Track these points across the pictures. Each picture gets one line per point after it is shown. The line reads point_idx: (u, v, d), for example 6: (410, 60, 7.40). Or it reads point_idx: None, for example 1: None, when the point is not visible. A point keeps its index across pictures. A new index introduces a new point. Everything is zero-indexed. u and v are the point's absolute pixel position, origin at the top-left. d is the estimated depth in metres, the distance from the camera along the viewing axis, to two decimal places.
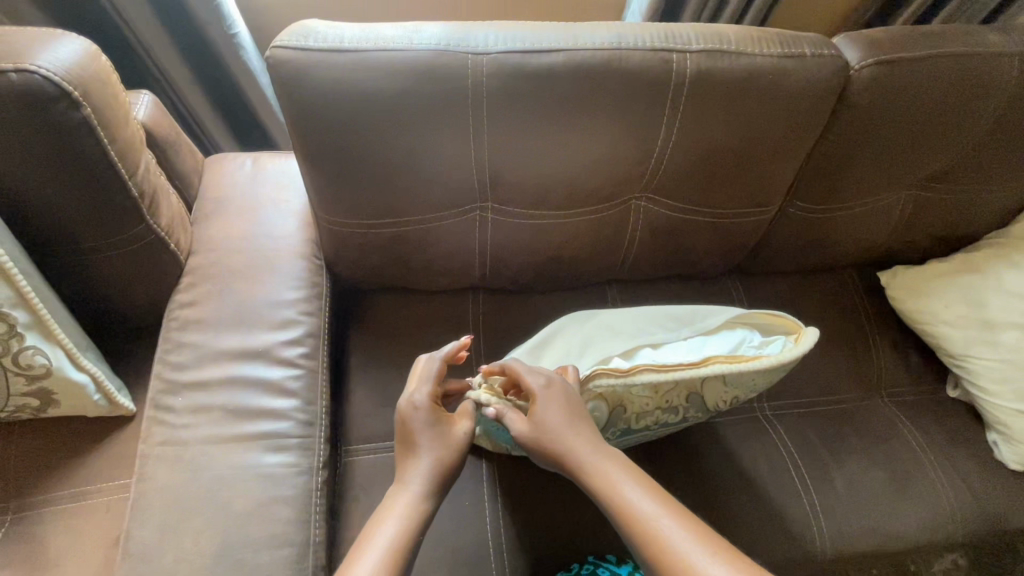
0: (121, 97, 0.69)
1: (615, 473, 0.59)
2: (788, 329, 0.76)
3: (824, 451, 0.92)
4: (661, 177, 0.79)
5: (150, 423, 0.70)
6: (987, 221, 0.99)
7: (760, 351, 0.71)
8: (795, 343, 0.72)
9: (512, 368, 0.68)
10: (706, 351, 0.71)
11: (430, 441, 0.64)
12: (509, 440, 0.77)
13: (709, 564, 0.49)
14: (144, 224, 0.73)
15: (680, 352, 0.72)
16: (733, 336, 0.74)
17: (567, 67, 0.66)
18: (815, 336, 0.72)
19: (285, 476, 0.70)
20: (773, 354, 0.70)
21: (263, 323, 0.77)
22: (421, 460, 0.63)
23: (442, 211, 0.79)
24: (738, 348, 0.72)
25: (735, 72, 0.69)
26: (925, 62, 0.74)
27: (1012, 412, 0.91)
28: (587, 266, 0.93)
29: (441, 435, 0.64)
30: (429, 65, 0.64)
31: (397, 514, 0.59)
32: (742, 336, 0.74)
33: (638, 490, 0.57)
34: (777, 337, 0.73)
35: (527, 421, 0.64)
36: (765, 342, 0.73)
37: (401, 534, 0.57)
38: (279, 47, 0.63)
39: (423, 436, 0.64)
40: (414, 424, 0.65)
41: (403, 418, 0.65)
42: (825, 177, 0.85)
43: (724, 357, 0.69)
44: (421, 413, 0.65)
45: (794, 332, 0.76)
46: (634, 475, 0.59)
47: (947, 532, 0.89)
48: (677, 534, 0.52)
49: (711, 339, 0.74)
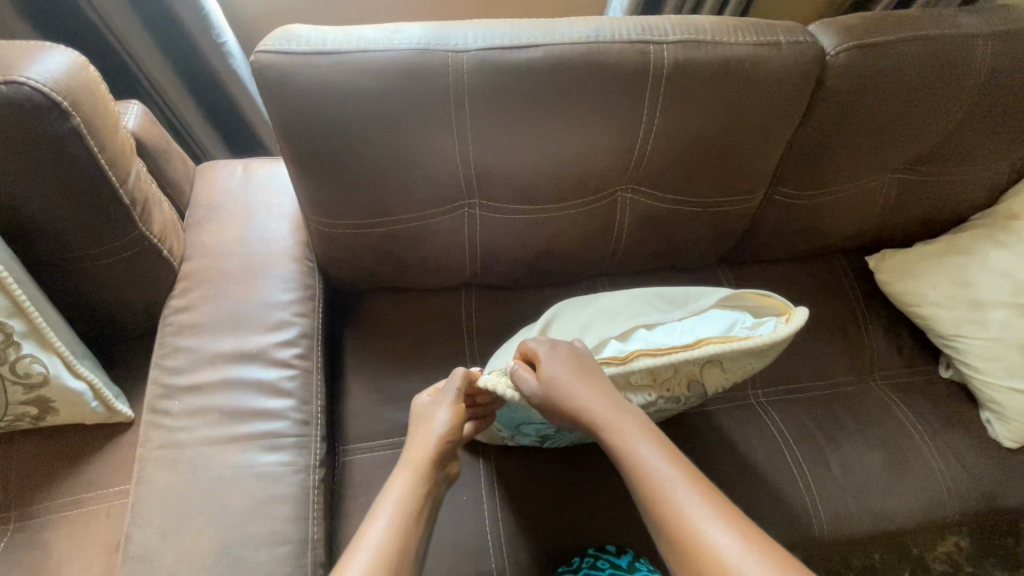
0: (110, 107, 0.70)
1: (634, 435, 0.59)
2: (779, 310, 0.74)
3: (818, 434, 0.93)
4: (644, 168, 0.80)
5: (147, 427, 0.71)
6: (971, 202, 0.99)
7: (752, 332, 0.70)
8: (785, 323, 0.70)
9: (524, 345, 0.70)
10: (698, 332, 0.70)
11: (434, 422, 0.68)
12: (507, 423, 0.78)
13: (716, 532, 0.49)
14: (137, 230, 0.74)
15: (675, 333, 0.71)
16: (725, 318, 0.72)
17: (545, 61, 0.67)
18: (805, 315, 0.70)
19: (282, 474, 0.70)
20: (764, 334, 0.68)
21: (258, 324, 0.78)
22: (424, 446, 0.65)
23: (435, 208, 0.80)
24: (730, 329, 0.70)
25: (712, 61, 0.71)
26: (900, 45, 0.75)
27: (1004, 389, 0.91)
28: (579, 260, 0.94)
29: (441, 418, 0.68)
30: (411, 64, 0.65)
31: (399, 495, 0.59)
32: (734, 316, 0.72)
33: (654, 452, 0.57)
34: (769, 318, 0.71)
35: (534, 376, 0.66)
36: (757, 322, 0.71)
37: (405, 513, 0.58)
38: (263, 52, 0.64)
39: (430, 426, 0.67)
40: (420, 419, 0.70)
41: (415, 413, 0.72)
42: (808, 162, 0.86)
43: (716, 339, 0.68)
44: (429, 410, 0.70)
45: (785, 313, 0.73)
46: (649, 435, 0.59)
47: (945, 511, 0.90)
48: (688, 501, 0.52)
49: (702, 319, 0.73)
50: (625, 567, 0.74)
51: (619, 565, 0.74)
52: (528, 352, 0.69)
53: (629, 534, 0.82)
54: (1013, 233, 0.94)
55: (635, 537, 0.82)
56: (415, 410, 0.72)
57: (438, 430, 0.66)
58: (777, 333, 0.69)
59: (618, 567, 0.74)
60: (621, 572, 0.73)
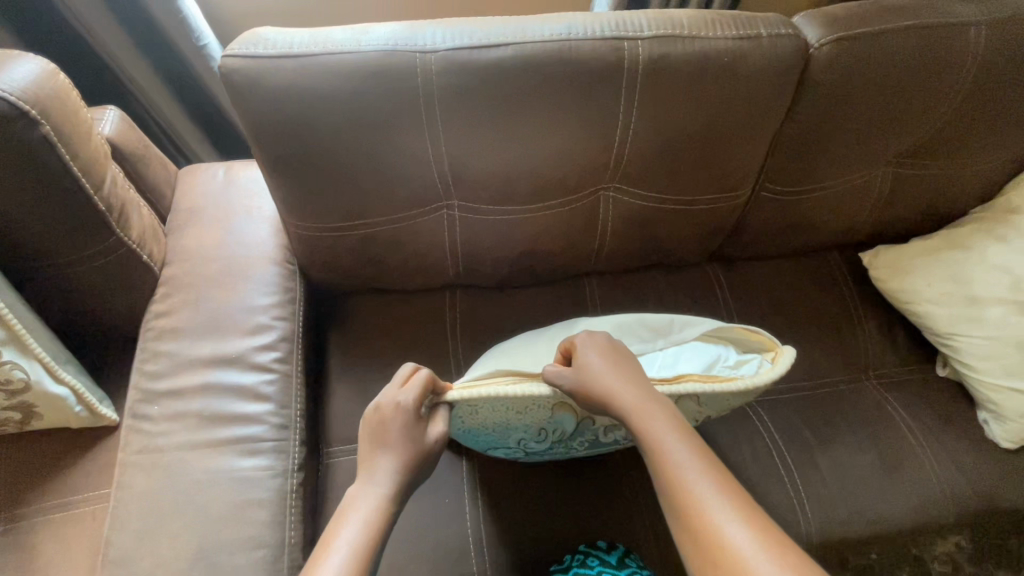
0: (84, 115, 0.70)
1: (660, 424, 0.57)
2: (765, 347, 0.71)
3: (808, 435, 0.91)
4: (625, 167, 0.79)
5: (128, 431, 0.72)
6: (969, 196, 0.96)
7: (734, 372, 0.67)
8: (771, 365, 0.68)
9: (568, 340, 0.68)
10: (679, 369, 0.68)
11: (403, 439, 0.62)
12: (478, 442, 0.78)
13: (735, 529, 0.48)
14: (115, 236, 0.75)
15: (655, 368, 0.69)
16: (708, 354, 0.69)
17: (515, 60, 0.66)
18: (793, 356, 0.68)
19: (260, 478, 0.70)
20: (747, 376, 0.65)
21: (237, 329, 0.79)
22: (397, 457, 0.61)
23: (411, 209, 0.80)
24: (713, 367, 0.67)
25: (688, 57, 0.69)
26: (891, 35, 0.73)
27: (1000, 389, 0.89)
28: (563, 260, 0.93)
29: (417, 439, 0.62)
30: (380, 66, 0.64)
31: (363, 510, 0.56)
32: (717, 353, 0.69)
33: (678, 442, 0.55)
34: (753, 357, 0.69)
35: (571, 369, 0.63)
36: (740, 361, 0.68)
37: (372, 529, 0.55)
38: (229, 56, 0.64)
39: (408, 434, 0.62)
40: (388, 424, 0.62)
41: (381, 414, 0.63)
42: (796, 157, 0.84)
43: (699, 376, 0.64)
44: (399, 416, 0.62)
45: (771, 349, 0.71)
46: (675, 426, 0.57)
47: (939, 513, 0.88)
48: (711, 497, 0.50)
49: (685, 354, 0.70)
50: (615, 564, 0.73)
51: (608, 562, 0.73)
52: (577, 347, 0.66)
53: (611, 535, 0.82)
54: (1013, 228, 0.91)
55: (618, 540, 0.81)
56: (370, 416, 0.63)
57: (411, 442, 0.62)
58: (760, 375, 0.67)
59: (607, 564, 0.73)
60: (610, 569, 0.72)
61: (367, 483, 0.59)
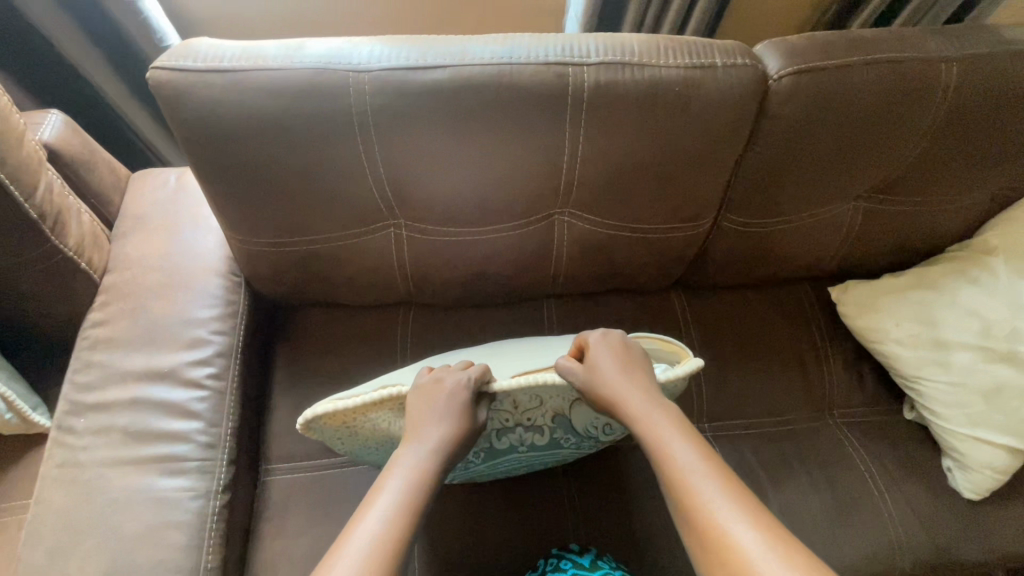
0: (13, 120, 0.70)
1: (666, 426, 0.56)
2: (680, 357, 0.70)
3: (762, 475, 0.88)
4: (577, 192, 0.76)
5: (51, 444, 0.70)
6: (946, 233, 0.93)
7: None
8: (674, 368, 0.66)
9: (580, 335, 0.68)
10: None
11: (453, 418, 0.59)
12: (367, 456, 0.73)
13: (743, 530, 0.46)
14: (49, 244, 0.74)
15: None
16: None
17: (451, 82, 0.63)
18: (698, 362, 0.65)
19: (180, 499, 0.69)
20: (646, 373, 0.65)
21: (173, 342, 0.77)
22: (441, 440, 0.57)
23: (355, 226, 0.77)
24: None
25: (635, 85, 0.66)
26: (854, 67, 0.70)
27: (964, 437, 0.86)
28: (516, 282, 0.91)
29: (466, 419, 0.59)
30: (310, 84, 0.62)
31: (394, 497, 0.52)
32: None
33: (683, 443, 0.54)
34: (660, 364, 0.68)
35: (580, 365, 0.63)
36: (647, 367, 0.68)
37: (400, 516, 0.51)
38: (157, 68, 0.62)
39: (457, 416, 0.59)
40: (438, 400, 0.60)
41: (436, 392, 0.61)
42: (760, 188, 0.81)
43: None
44: (454, 396, 0.60)
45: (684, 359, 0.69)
46: (682, 431, 0.56)
47: (894, 564, 0.85)
48: (715, 497, 0.49)
49: None
50: (587, 566, 0.70)
51: (581, 563, 0.70)
52: (591, 344, 0.65)
53: None
54: (988, 270, 0.87)
55: None
56: (426, 392, 0.61)
57: (455, 426, 0.58)
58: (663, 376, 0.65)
59: (580, 566, 0.69)
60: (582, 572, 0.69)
61: (412, 454, 0.56)
